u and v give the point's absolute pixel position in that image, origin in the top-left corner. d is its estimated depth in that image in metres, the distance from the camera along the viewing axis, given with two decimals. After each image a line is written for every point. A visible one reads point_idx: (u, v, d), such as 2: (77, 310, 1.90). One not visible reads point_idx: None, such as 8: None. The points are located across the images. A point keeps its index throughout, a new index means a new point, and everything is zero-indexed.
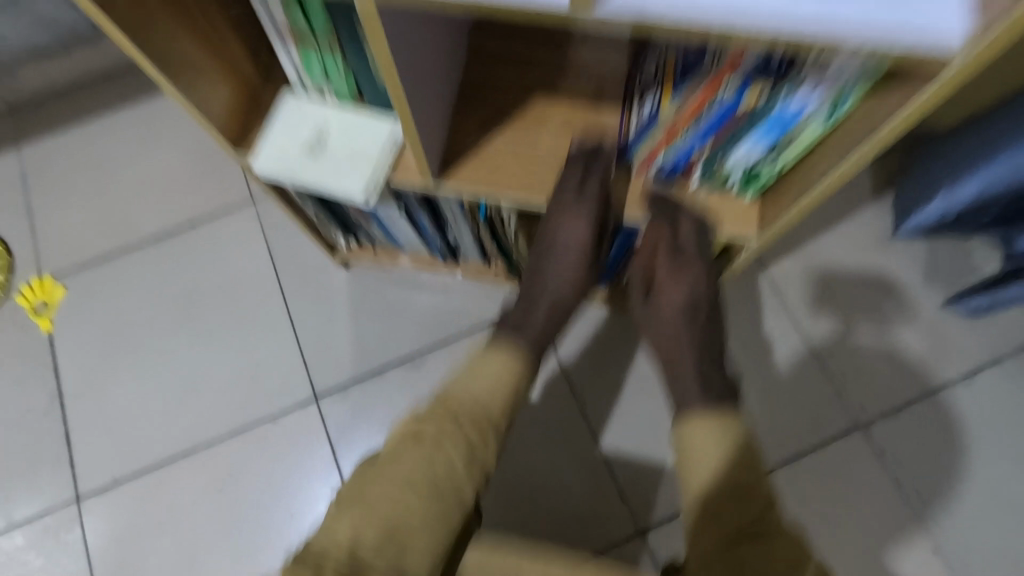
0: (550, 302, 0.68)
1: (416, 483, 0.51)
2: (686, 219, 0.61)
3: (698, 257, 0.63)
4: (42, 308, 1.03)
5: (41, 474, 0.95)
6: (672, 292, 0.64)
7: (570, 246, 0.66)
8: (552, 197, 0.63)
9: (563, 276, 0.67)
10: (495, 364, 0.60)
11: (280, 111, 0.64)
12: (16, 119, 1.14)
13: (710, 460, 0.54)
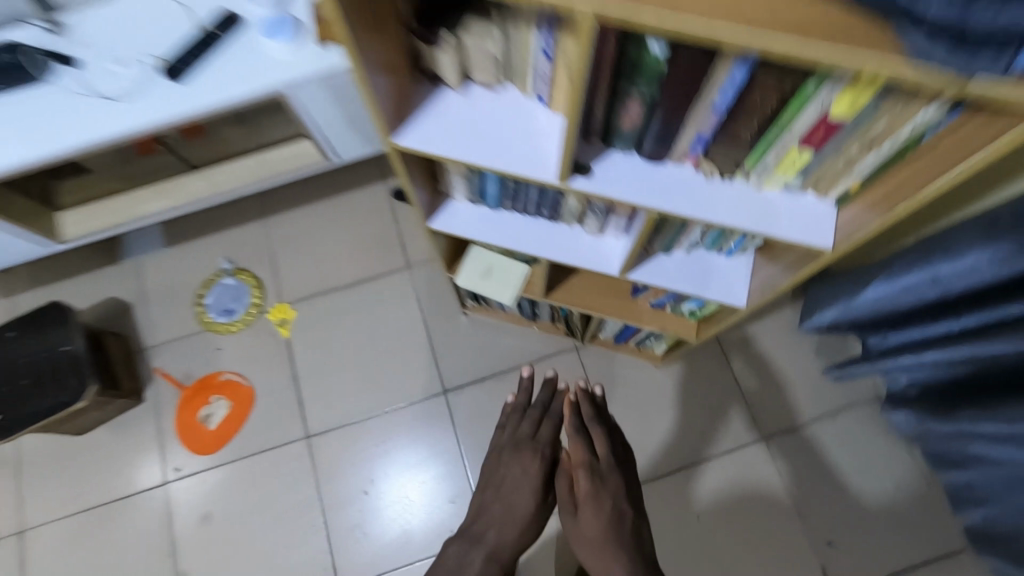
0: (494, 540, 1.21)
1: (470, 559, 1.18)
2: (596, 439, 1.20)
3: (601, 478, 1.17)
4: (283, 322, 1.71)
5: (283, 420, 1.63)
6: (589, 508, 1.14)
7: (518, 513, 1.22)
8: (511, 461, 1.26)
9: (506, 518, 1.22)
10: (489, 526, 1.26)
11: (470, 253, 1.28)
12: (263, 199, 1.83)
13: None
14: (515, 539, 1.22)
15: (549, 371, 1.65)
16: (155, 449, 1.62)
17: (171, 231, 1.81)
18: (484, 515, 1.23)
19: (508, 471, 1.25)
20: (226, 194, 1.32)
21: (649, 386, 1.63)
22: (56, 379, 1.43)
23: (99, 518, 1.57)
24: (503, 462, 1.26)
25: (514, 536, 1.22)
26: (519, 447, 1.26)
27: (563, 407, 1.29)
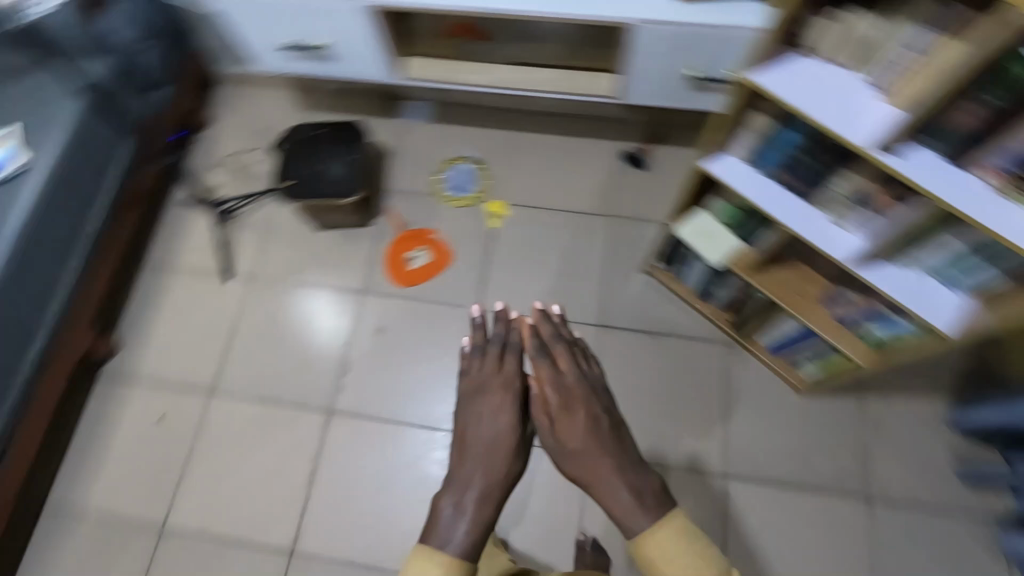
0: (483, 483, 1.11)
1: (453, 556, 1.00)
2: (563, 356, 1.27)
3: (574, 388, 1.22)
4: (496, 216, 2.00)
5: (466, 288, 1.92)
6: (575, 425, 1.16)
7: (501, 442, 1.16)
8: (478, 396, 1.23)
9: (490, 459, 1.13)
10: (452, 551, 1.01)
11: (695, 212, 1.48)
12: (519, 115, 2.13)
13: (672, 527, 1.00)
14: (501, 473, 1.13)
15: (697, 351, 1.78)
16: (364, 266, 1.96)
17: (440, 112, 2.17)
18: (470, 464, 1.13)
19: (481, 410, 1.20)
20: (530, 90, 1.61)
21: (784, 405, 1.72)
22: (341, 177, 1.82)
23: (304, 297, 1.94)
24: (479, 412, 1.20)
25: (514, 471, 1.15)
26: (489, 385, 1.23)
27: (520, 330, 1.32)
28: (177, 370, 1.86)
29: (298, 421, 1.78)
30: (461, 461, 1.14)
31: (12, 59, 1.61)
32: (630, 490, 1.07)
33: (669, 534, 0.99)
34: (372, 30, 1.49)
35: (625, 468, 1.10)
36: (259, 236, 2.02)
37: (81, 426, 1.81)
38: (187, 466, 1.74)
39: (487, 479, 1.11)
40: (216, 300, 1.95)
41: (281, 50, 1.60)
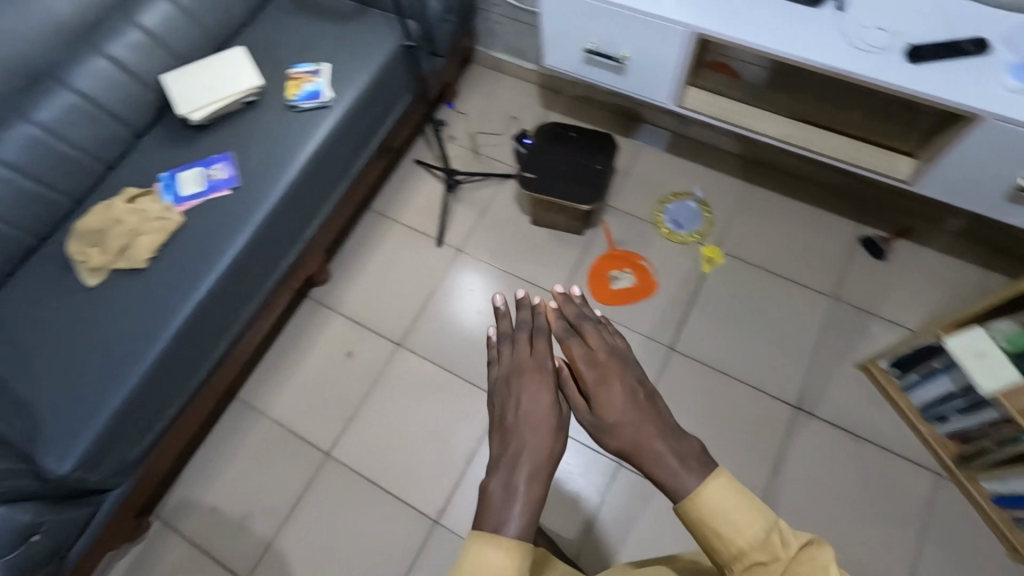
0: (527, 461, 0.85)
1: (506, 552, 0.78)
2: (592, 334, 1.01)
3: (612, 363, 0.95)
4: (710, 261, 1.93)
5: (662, 323, 1.86)
6: (611, 397, 0.89)
7: (540, 421, 0.90)
8: (511, 380, 0.97)
9: (531, 440, 0.87)
10: (502, 552, 0.78)
11: (974, 330, 1.35)
12: (757, 167, 2.07)
13: (730, 504, 0.78)
14: (550, 457, 0.87)
15: (898, 469, 1.62)
16: (567, 270, 1.97)
17: (675, 143, 2.16)
18: (512, 443, 0.87)
19: (524, 393, 0.93)
20: (813, 150, 1.55)
21: (989, 562, 1.52)
22: (579, 182, 1.82)
23: (501, 283, 1.98)
24: (510, 393, 0.95)
25: (545, 448, 0.87)
26: (520, 367, 0.96)
27: (546, 314, 1.09)
28: (373, 315, 1.97)
29: (469, 399, 1.83)
30: (500, 450, 0.88)
31: (339, 4, 1.78)
32: (682, 457, 0.82)
33: (717, 504, 0.78)
34: (682, 57, 1.48)
35: (673, 435, 0.85)
36: (475, 213, 2.09)
37: (280, 338, 1.95)
38: (361, 407, 1.83)
39: (532, 462, 0.85)
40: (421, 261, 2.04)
41: (580, 55, 1.64)
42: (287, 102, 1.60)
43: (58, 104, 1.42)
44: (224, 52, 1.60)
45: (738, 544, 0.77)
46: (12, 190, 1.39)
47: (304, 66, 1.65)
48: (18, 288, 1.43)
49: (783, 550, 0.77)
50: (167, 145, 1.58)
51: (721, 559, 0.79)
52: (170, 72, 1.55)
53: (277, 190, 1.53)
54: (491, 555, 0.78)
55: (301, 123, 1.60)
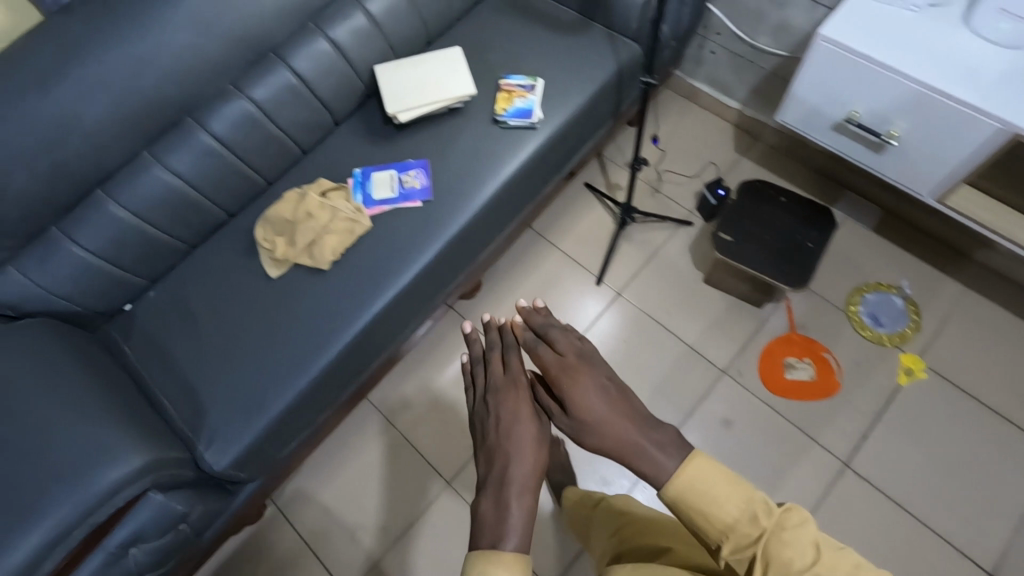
0: (515, 476, 0.86)
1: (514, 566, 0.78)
2: (561, 338, 1.00)
3: (584, 361, 0.96)
4: (908, 372, 1.68)
5: (839, 431, 1.63)
6: (582, 395, 0.90)
7: (521, 430, 0.91)
8: (490, 399, 0.99)
9: (515, 452, 0.89)
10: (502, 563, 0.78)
11: None
12: (982, 274, 1.77)
13: (709, 481, 0.80)
14: (537, 467, 0.89)
15: None
16: (737, 342, 1.76)
17: (883, 222, 1.88)
18: (498, 462, 0.89)
19: (504, 411, 0.95)
20: None
21: None
22: (784, 258, 1.59)
23: (658, 341, 1.81)
24: (488, 413, 0.97)
25: (527, 461, 0.88)
26: (497, 388, 0.99)
27: (509, 329, 1.09)
28: None
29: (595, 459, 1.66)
30: (486, 473, 0.89)
31: (562, 14, 1.63)
32: (658, 448, 0.84)
33: (695, 481, 0.80)
34: (978, 154, 1.23)
35: (644, 426, 0.86)
36: (641, 256, 1.92)
37: (415, 345, 1.88)
38: None
39: (517, 472, 0.87)
40: (575, 296, 1.89)
41: (833, 120, 1.42)
42: (494, 116, 1.48)
43: (273, 82, 1.37)
44: (440, 51, 1.49)
45: (727, 518, 0.78)
46: (216, 165, 1.36)
47: (518, 78, 1.52)
48: (202, 262, 1.41)
49: (766, 520, 0.78)
50: (363, 138, 1.51)
51: (710, 537, 0.80)
52: (384, 65, 1.47)
53: (468, 210, 1.43)
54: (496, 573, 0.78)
55: (502, 141, 1.48)
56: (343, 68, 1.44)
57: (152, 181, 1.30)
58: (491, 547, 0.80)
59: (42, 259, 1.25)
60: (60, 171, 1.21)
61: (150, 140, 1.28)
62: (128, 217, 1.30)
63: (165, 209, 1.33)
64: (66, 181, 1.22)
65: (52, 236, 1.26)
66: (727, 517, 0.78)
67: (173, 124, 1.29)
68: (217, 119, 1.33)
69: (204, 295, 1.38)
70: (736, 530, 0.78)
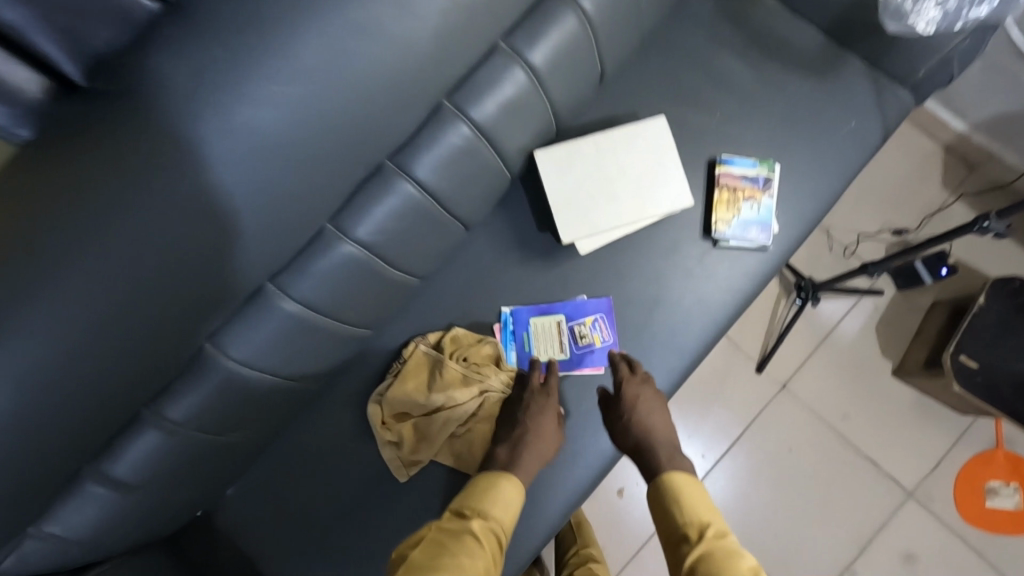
0: (533, 446, 0.92)
1: (511, 477, 0.88)
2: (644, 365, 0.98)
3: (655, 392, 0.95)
4: None
5: None
6: (644, 422, 0.92)
7: (546, 421, 0.94)
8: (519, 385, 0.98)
9: (539, 433, 0.93)
10: (506, 487, 0.86)
11: None
12: None
13: (695, 490, 0.83)
14: (549, 451, 0.94)
15: None
16: (932, 457, 1.46)
17: None
18: (517, 426, 0.94)
19: (527, 403, 0.95)
20: None
21: None
22: None
23: (834, 451, 1.48)
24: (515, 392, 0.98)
25: (547, 437, 0.94)
26: (527, 386, 0.97)
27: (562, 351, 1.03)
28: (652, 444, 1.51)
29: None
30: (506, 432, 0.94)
31: (797, 37, 1.05)
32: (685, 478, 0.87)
33: (672, 479, 0.84)
34: None
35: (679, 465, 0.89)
36: (815, 337, 1.52)
37: None
38: (625, 568, 1.47)
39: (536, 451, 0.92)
40: (730, 388, 1.51)
41: None
42: (708, 229, 0.99)
43: (389, 207, 0.83)
44: (637, 125, 0.95)
45: (690, 518, 0.79)
46: (309, 338, 0.88)
47: (743, 163, 1.00)
48: (296, 447, 1.01)
49: (719, 540, 0.75)
50: (508, 255, 1.02)
51: (670, 533, 0.79)
52: (550, 151, 0.94)
53: (668, 380, 0.99)
54: (507, 491, 0.86)
55: (717, 270, 1.00)
56: (491, 167, 0.90)
57: (215, 382, 0.83)
58: (494, 473, 0.88)
59: (74, 513, 0.81)
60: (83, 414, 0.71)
61: (213, 327, 0.80)
62: (190, 433, 0.85)
63: (240, 409, 0.88)
64: (93, 411, 0.71)
65: (81, 480, 0.81)
66: (691, 516, 0.79)
67: (245, 297, 0.80)
68: (303, 279, 0.82)
69: (305, 498, 1.00)
70: (693, 529, 0.77)
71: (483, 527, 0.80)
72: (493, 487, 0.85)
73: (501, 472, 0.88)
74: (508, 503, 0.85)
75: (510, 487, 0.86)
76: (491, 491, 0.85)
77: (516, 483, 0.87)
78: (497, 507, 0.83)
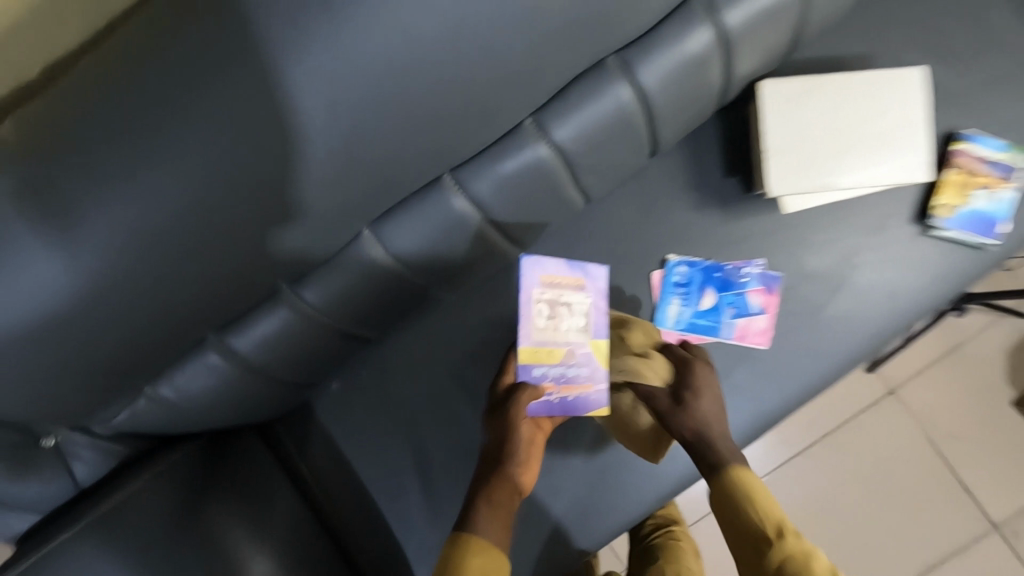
0: (500, 488, 0.77)
1: (479, 547, 0.70)
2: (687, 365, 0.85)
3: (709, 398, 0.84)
4: None
5: None
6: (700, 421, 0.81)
7: (513, 452, 0.79)
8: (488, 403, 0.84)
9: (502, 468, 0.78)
10: (475, 558, 0.69)
11: None
12: None
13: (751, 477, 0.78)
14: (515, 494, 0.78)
15: None
16: None
17: None
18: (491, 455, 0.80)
19: (495, 429, 0.80)
20: None
21: None
22: None
23: (925, 468, 1.39)
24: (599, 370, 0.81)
25: (519, 475, 0.79)
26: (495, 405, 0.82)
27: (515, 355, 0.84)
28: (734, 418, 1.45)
29: None
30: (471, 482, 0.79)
31: None
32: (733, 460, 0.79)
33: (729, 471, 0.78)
34: None
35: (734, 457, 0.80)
36: (938, 346, 1.40)
37: None
38: None
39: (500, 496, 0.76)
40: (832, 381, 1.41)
41: None
42: (927, 214, 0.86)
43: (597, 112, 0.71)
44: (887, 73, 0.80)
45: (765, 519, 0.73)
46: (466, 242, 0.78)
47: (991, 144, 0.84)
48: (412, 353, 0.95)
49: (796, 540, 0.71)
50: (684, 197, 0.89)
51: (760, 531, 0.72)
52: (780, 84, 0.79)
53: (831, 372, 0.89)
54: (475, 562, 0.68)
55: (919, 262, 0.88)
56: (708, 89, 0.77)
57: (365, 273, 0.75)
58: (452, 540, 0.71)
59: (190, 378, 0.75)
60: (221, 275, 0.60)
61: (377, 212, 0.70)
62: (318, 320, 0.78)
63: (374, 307, 0.81)
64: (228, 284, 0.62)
65: (201, 346, 0.74)
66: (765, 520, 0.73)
67: (421, 186, 0.70)
68: (486, 174, 0.71)
69: (412, 408, 0.94)
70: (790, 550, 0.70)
71: None
72: (457, 560, 0.68)
73: (461, 536, 0.71)
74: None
75: (477, 559, 0.69)
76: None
77: (482, 551, 0.70)
78: None
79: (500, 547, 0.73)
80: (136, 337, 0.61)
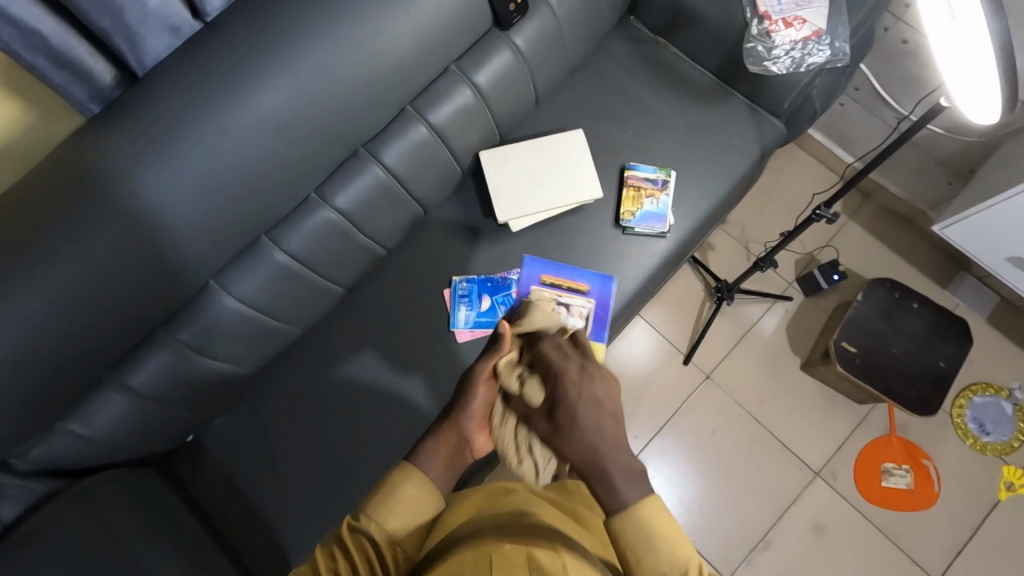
0: (453, 441, 0.85)
1: (418, 482, 0.78)
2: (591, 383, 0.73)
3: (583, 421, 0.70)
4: (1008, 485, 1.59)
5: (932, 548, 1.56)
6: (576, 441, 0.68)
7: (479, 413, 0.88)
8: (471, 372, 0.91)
9: (446, 442, 0.85)
10: (411, 488, 0.77)
11: None
12: None
13: (656, 518, 0.65)
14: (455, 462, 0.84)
15: None
16: (834, 441, 1.66)
17: (997, 315, 1.71)
18: (456, 424, 0.87)
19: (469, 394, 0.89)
20: None
21: None
22: (918, 378, 1.44)
23: (746, 434, 1.68)
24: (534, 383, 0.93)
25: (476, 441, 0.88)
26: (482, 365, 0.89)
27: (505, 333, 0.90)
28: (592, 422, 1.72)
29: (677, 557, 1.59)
30: (430, 427, 0.88)
31: (692, 76, 1.35)
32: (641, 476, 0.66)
33: (638, 514, 0.65)
34: None
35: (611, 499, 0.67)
36: (732, 333, 1.75)
37: None
38: None
39: (441, 460, 0.83)
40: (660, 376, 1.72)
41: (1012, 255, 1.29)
42: (618, 219, 1.25)
43: (360, 185, 1.12)
44: (559, 136, 1.25)
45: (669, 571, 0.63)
46: (294, 285, 1.13)
47: (645, 169, 1.27)
48: (279, 383, 1.24)
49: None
50: (457, 236, 1.27)
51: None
52: (492, 152, 1.23)
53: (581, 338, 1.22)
54: (407, 492, 0.77)
55: (623, 252, 1.25)
56: (440, 161, 1.18)
57: (218, 313, 1.07)
58: (410, 469, 0.79)
59: (98, 413, 1.04)
60: (113, 311, 0.95)
61: (218, 267, 1.05)
62: (188, 358, 1.08)
63: (232, 344, 1.11)
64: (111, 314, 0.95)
65: (102, 383, 1.04)
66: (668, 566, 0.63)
67: (246, 246, 1.06)
68: (293, 234, 1.10)
69: (282, 426, 1.22)
70: None
71: (351, 535, 0.73)
72: (392, 488, 0.77)
73: (416, 473, 0.79)
74: (399, 520, 0.75)
75: (407, 491, 0.77)
76: (386, 495, 0.76)
77: (425, 487, 0.78)
78: (387, 512, 0.74)
79: (437, 498, 0.79)
80: (50, 360, 0.92)
